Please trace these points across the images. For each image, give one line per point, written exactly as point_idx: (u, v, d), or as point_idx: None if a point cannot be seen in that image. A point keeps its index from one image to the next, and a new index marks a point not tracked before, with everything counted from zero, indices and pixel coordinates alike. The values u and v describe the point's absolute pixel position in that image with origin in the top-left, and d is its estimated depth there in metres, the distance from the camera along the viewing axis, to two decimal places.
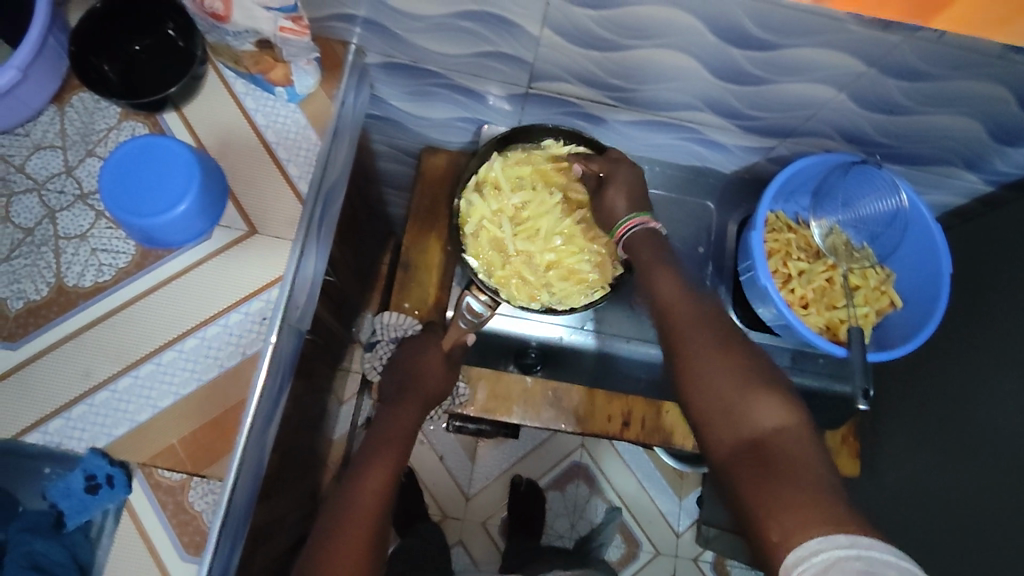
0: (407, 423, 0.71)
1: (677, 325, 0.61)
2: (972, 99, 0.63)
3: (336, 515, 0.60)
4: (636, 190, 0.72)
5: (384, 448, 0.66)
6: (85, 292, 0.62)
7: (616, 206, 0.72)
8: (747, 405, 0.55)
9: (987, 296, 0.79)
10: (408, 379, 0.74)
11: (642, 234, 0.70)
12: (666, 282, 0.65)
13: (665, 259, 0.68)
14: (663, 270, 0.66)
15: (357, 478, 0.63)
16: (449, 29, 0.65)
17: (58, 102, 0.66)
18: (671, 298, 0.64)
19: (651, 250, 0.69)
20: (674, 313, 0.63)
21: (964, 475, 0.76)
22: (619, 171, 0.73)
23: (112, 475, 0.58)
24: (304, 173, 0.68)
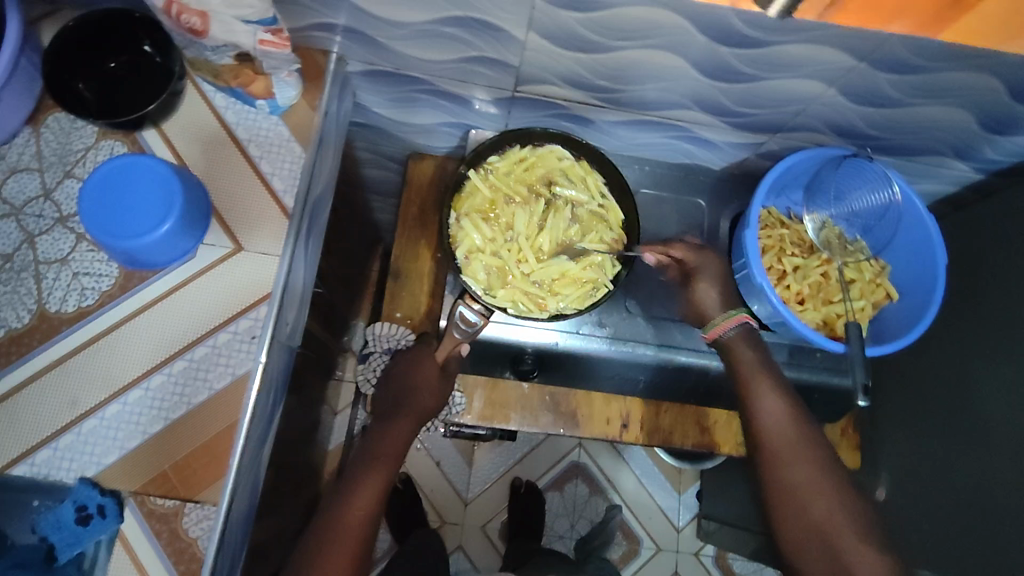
0: (399, 441, 0.70)
1: (780, 453, 0.65)
2: (963, 90, 0.62)
3: (324, 529, 0.61)
4: (724, 283, 0.74)
5: (375, 465, 0.66)
6: (68, 317, 0.61)
7: (706, 300, 0.73)
8: (834, 533, 0.60)
9: (981, 285, 0.78)
10: (403, 396, 0.72)
11: (735, 337, 0.70)
12: (771, 402, 0.67)
13: (765, 365, 0.69)
14: (766, 379, 0.68)
15: (347, 496, 0.63)
16: (433, 36, 0.64)
17: (32, 123, 0.64)
18: (777, 417, 0.66)
19: (751, 352, 0.70)
20: (780, 434, 0.65)
21: (964, 465, 0.76)
22: (704, 267, 0.74)
23: (104, 504, 0.57)
24: (288, 187, 0.66)
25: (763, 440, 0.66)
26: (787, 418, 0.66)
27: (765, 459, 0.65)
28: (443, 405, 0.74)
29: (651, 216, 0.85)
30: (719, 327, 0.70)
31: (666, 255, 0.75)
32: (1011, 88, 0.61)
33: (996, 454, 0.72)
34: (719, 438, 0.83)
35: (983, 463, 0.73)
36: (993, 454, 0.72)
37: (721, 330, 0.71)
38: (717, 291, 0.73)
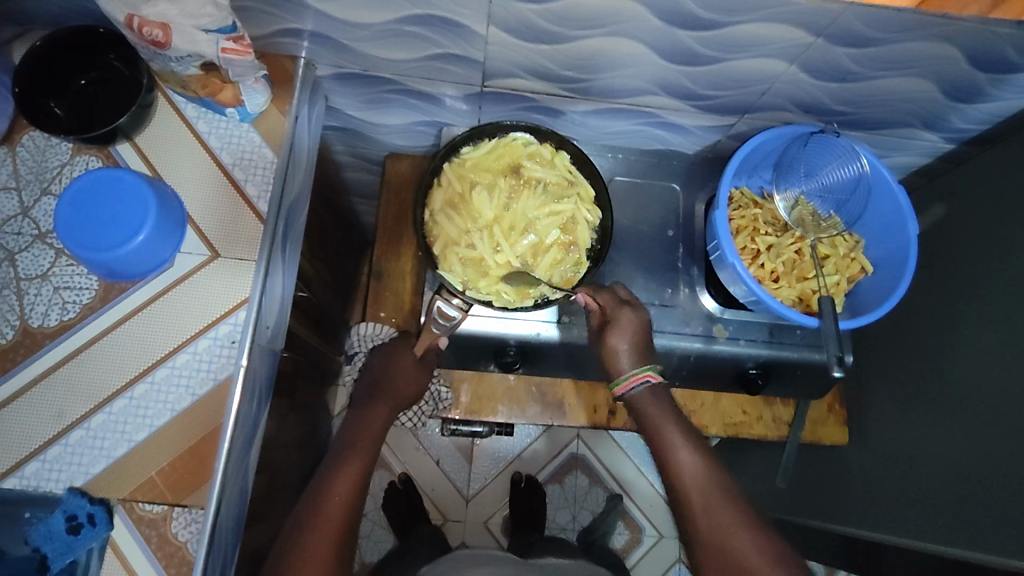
0: (376, 424, 0.71)
1: (703, 508, 0.67)
2: (923, 60, 0.63)
3: (307, 516, 0.62)
4: (639, 336, 0.72)
5: (353, 453, 0.67)
6: (51, 331, 0.62)
7: (622, 350, 0.71)
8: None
9: (958, 254, 0.79)
10: (380, 381, 0.74)
11: (645, 394, 0.72)
12: (687, 456, 0.70)
13: (676, 419, 0.72)
14: (677, 435, 0.71)
15: (325, 482, 0.64)
16: (395, 35, 0.64)
17: (7, 143, 0.65)
18: (695, 473, 0.69)
19: (661, 407, 0.72)
20: (699, 488, 0.68)
21: (945, 432, 0.76)
22: (621, 319, 0.72)
23: (93, 513, 0.58)
24: (262, 192, 0.67)
25: (685, 498, 0.68)
26: (703, 472, 0.69)
27: (689, 514, 0.68)
28: (423, 391, 0.77)
29: (629, 206, 0.83)
30: (625, 384, 0.72)
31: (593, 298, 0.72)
32: (969, 55, 0.62)
33: (976, 419, 0.72)
34: (703, 419, 0.88)
35: (963, 428, 0.74)
36: (973, 419, 0.73)
37: (630, 386, 0.72)
38: (629, 344, 0.71)
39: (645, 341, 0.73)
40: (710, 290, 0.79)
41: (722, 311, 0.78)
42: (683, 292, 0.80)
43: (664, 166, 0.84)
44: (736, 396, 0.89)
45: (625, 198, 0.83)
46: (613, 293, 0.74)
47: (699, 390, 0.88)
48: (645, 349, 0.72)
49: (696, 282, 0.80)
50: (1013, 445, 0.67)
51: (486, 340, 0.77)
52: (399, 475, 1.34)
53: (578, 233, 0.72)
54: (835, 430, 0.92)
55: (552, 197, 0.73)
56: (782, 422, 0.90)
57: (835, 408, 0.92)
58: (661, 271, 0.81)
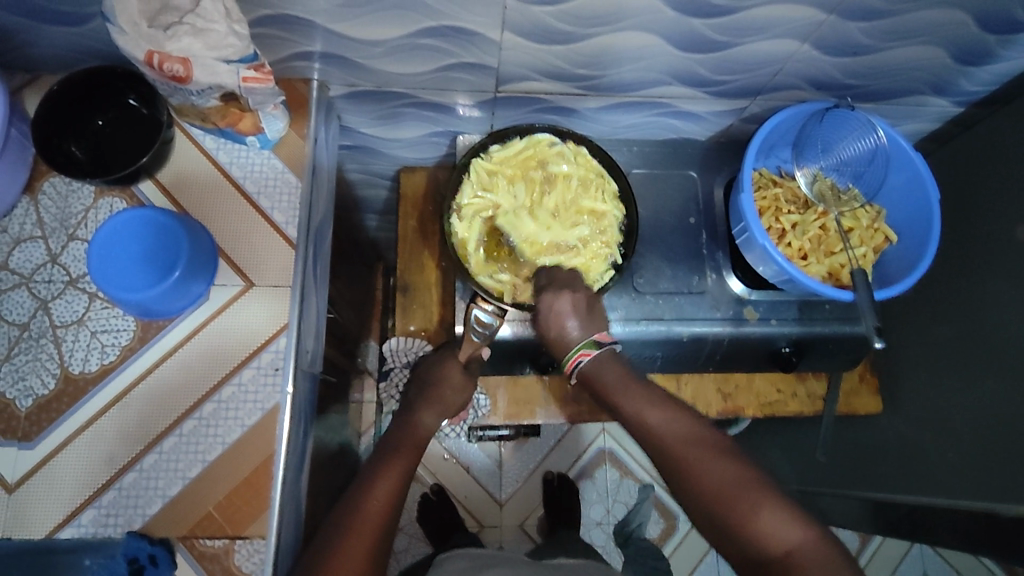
0: (418, 433, 0.71)
1: (676, 459, 0.61)
2: (933, 27, 0.64)
3: (344, 517, 0.60)
4: (581, 305, 0.68)
5: (395, 458, 0.66)
6: (93, 376, 0.61)
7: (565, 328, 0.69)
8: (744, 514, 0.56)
9: (976, 214, 0.80)
10: (428, 387, 0.75)
11: (593, 367, 0.69)
12: (651, 411, 0.65)
13: (634, 380, 0.68)
14: (630, 393, 0.66)
15: (366, 486, 0.63)
16: (409, 49, 0.64)
17: (29, 192, 0.65)
18: (661, 426, 0.64)
19: (614, 369, 0.68)
20: (667, 439, 0.63)
21: (978, 391, 0.77)
22: (561, 302, 0.68)
23: (155, 554, 0.58)
24: (290, 218, 0.67)
25: (658, 454, 0.63)
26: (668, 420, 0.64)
27: (668, 469, 0.62)
28: (466, 402, 0.77)
29: (649, 196, 0.83)
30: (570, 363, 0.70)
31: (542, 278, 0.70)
32: (979, 18, 0.62)
33: (1006, 374, 0.73)
34: (738, 401, 0.89)
35: (993, 385, 0.75)
36: (1004, 374, 0.74)
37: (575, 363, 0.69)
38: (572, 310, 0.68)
39: (591, 310, 0.69)
40: (737, 273, 0.80)
41: (750, 293, 0.79)
42: (711, 278, 0.80)
43: (679, 154, 0.84)
44: (769, 375, 0.89)
45: (643, 189, 0.83)
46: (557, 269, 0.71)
47: (733, 373, 0.89)
48: (592, 317, 0.69)
49: (722, 266, 0.80)
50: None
51: (518, 343, 0.77)
52: (430, 486, 1.33)
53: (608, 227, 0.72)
54: (867, 400, 0.91)
55: (580, 191, 0.73)
56: (817, 397, 0.90)
57: (866, 378, 0.91)
58: (686, 259, 0.81)
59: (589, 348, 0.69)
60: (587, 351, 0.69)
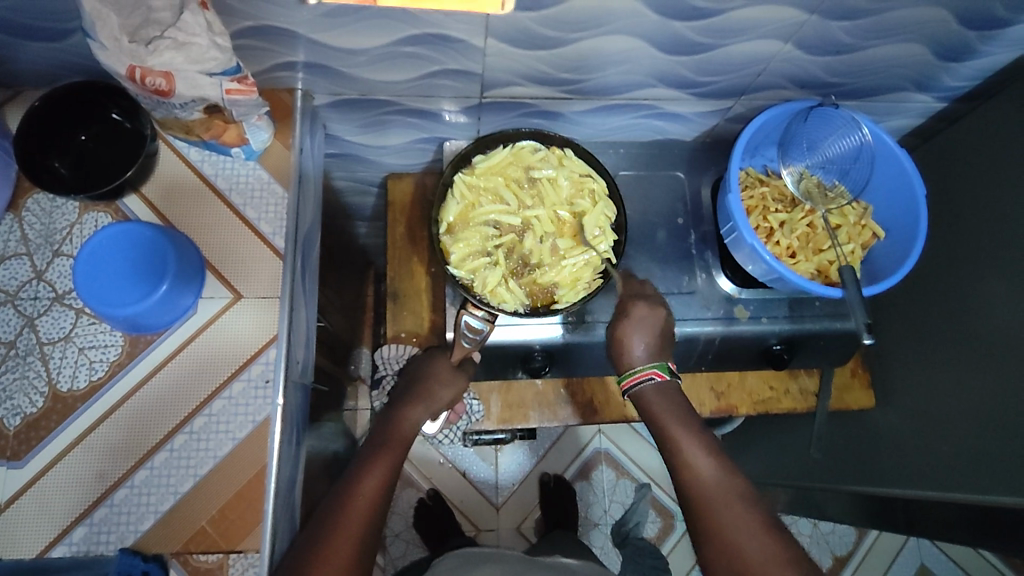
0: (406, 428, 0.71)
1: (715, 515, 0.60)
2: (913, 25, 0.64)
3: (329, 512, 0.60)
4: (658, 332, 0.70)
5: (383, 452, 0.67)
6: (82, 393, 0.61)
7: (630, 341, 0.70)
8: None
9: (961, 208, 0.80)
10: (418, 382, 0.74)
11: (653, 393, 0.69)
12: (702, 459, 0.64)
13: (689, 426, 0.67)
14: (685, 437, 0.66)
15: (354, 481, 0.64)
16: (393, 57, 0.64)
17: (13, 209, 0.64)
18: (709, 474, 0.63)
19: (669, 407, 0.68)
20: (715, 494, 0.61)
21: (969, 383, 0.78)
22: (644, 318, 0.70)
23: (149, 570, 0.57)
24: (277, 229, 0.67)
25: (698, 505, 0.62)
26: (717, 474, 0.63)
27: (705, 524, 0.60)
28: (455, 400, 0.76)
29: (636, 198, 0.83)
30: (634, 377, 0.70)
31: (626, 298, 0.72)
32: (959, 15, 0.63)
33: (996, 366, 0.74)
34: (731, 400, 0.89)
35: (983, 377, 0.76)
36: (994, 366, 0.74)
37: (636, 380, 0.70)
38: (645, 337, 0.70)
39: (665, 338, 0.71)
40: (726, 272, 0.80)
41: (740, 291, 0.79)
42: (700, 278, 0.81)
43: (666, 155, 0.85)
44: (761, 373, 0.90)
45: (631, 191, 0.83)
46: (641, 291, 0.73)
47: (725, 372, 0.89)
48: (664, 347, 0.71)
49: (712, 266, 0.81)
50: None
51: (514, 347, 0.77)
52: (426, 491, 1.33)
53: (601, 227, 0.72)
54: (861, 395, 0.92)
55: (567, 195, 0.74)
56: (809, 393, 0.90)
57: (859, 373, 0.92)
58: (675, 260, 0.81)
59: (664, 370, 0.69)
60: (661, 373, 0.69)
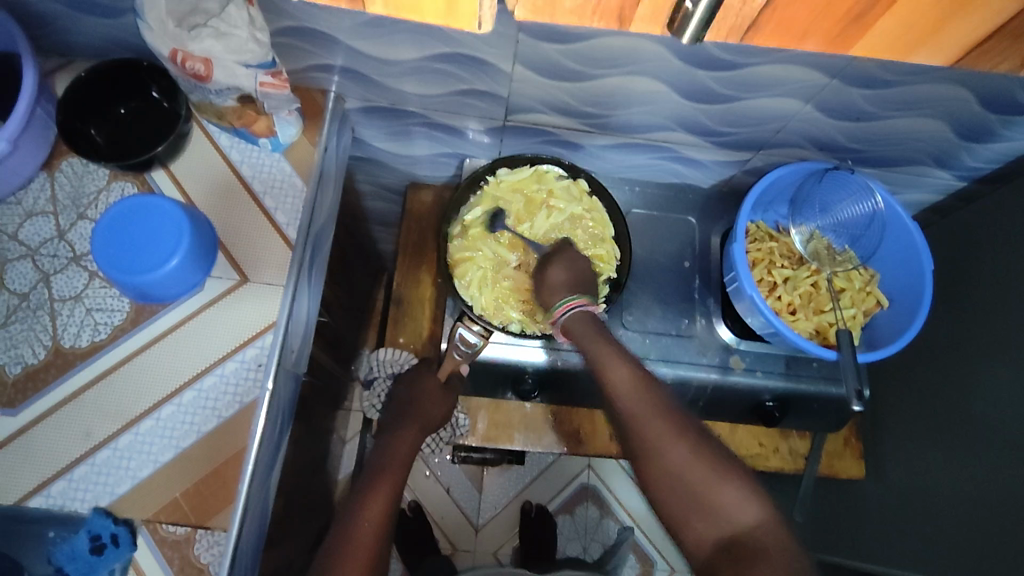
0: (404, 449, 0.71)
1: (644, 429, 0.60)
2: (934, 102, 0.65)
3: (339, 542, 0.61)
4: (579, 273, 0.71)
5: (381, 478, 0.66)
6: (82, 352, 0.63)
7: (553, 278, 0.70)
8: (711, 493, 0.57)
9: (969, 287, 0.80)
10: (408, 403, 0.76)
11: (580, 319, 0.67)
12: (624, 377, 0.63)
13: (611, 341, 0.65)
14: (610, 352, 0.64)
15: (356, 512, 0.63)
16: (424, 71, 0.67)
17: (47, 169, 0.68)
18: (631, 390, 0.62)
19: (593, 327, 0.66)
20: (640, 408, 0.61)
21: (961, 466, 0.76)
22: (561, 261, 0.72)
23: (117, 534, 0.59)
24: (291, 221, 0.69)
25: (623, 421, 0.62)
26: (637, 384, 0.62)
27: (634, 442, 0.61)
28: (448, 416, 0.78)
29: (645, 237, 0.84)
30: (561, 305, 0.68)
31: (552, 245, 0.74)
32: (981, 97, 0.64)
33: (991, 451, 0.72)
34: None
35: (977, 460, 0.74)
36: (989, 451, 0.72)
37: (562, 312, 0.68)
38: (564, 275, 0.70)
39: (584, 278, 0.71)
40: (727, 321, 0.80)
41: (738, 342, 0.79)
42: (700, 323, 0.81)
43: (681, 199, 0.86)
44: (752, 428, 0.89)
45: (641, 230, 0.85)
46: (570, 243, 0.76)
47: (715, 421, 0.88)
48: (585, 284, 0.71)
49: (712, 312, 0.81)
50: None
51: (506, 367, 0.77)
52: (407, 502, 1.33)
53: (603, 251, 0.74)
54: (851, 464, 0.91)
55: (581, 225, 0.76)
56: (799, 455, 0.89)
57: (851, 442, 0.91)
58: (677, 302, 0.82)
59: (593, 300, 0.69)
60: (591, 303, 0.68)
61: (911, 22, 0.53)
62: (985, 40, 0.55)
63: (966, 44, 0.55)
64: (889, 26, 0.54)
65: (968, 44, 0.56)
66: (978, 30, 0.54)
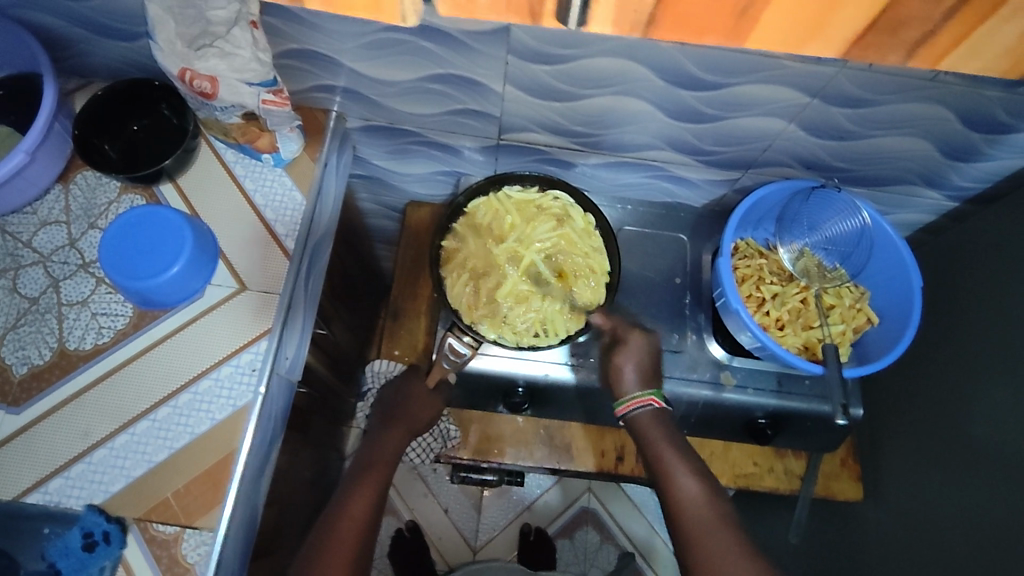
0: (389, 450, 0.74)
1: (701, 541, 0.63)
2: (916, 121, 0.67)
3: (323, 533, 0.64)
4: (645, 360, 0.75)
5: (367, 475, 0.69)
6: (85, 354, 0.66)
7: (625, 369, 0.74)
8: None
9: (962, 305, 0.80)
10: (395, 409, 0.77)
11: (648, 418, 0.72)
12: (684, 480, 0.67)
13: (677, 445, 0.70)
14: (674, 455, 0.69)
15: (341, 506, 0.66)
16: (420, 91, 0.71)
17: (62, 181, 0.71)
18: (693, 497, 0.66)
19: (660, 429, 0.71)
20: (696, 515, 0.65)
21: (963, 487, 0.74)
22: (629, 341, 0.75)
23: (109, 531, 0.60)
24: (290, 231, 0.72)
25: (679, 522, 0.66)
26: (699, 494, 0.66)
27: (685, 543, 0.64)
28: (437, 418, 0.80)
29: (637, 253, 0.86)
30: (629, 403, 0.72)
31: (607, 320, 0.77)
32: (962, 116, 0.65)
33: (991, 470, 0.71)
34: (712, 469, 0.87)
35: (978, 480, 0.72)
36: (990, 470, 0.71)
37: (631, 408, 0.72)
38: (636, 368, 0.74)
39: (655, 366, 0.75)
40: (718, 338, 0.80)
41: (730, 359, 0.79)
42: (691, 338, 0.81)
43: (673, 217, 0.87)
44: (745, 446, 0.88)
45: (633, 247, 0.86)
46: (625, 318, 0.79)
47: (708, 439, 0.88)
48: (653, 374, 0.75)
49: (703, 329, 0.81)
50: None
51: (496, 378, 0.78)
52: (405, 522, 1.32)
53: (591, 285, 0.77)
54: (849, 486, 0.89)
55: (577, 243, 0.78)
56: (794, 475, 0.87)
57: (849, 463, 0.90)
58: (667, 318, 0.82)
59: (660, 398, 0.73)
60: (657, 400, 0.73)
61: (799, 14, 0.48)
62: (863, 36, 0.50)
63: (851, 35, 0.50)
64: (777, 20, 0.49)
65: (852, 36, 0.50)
66: (860, 21, 0.48)
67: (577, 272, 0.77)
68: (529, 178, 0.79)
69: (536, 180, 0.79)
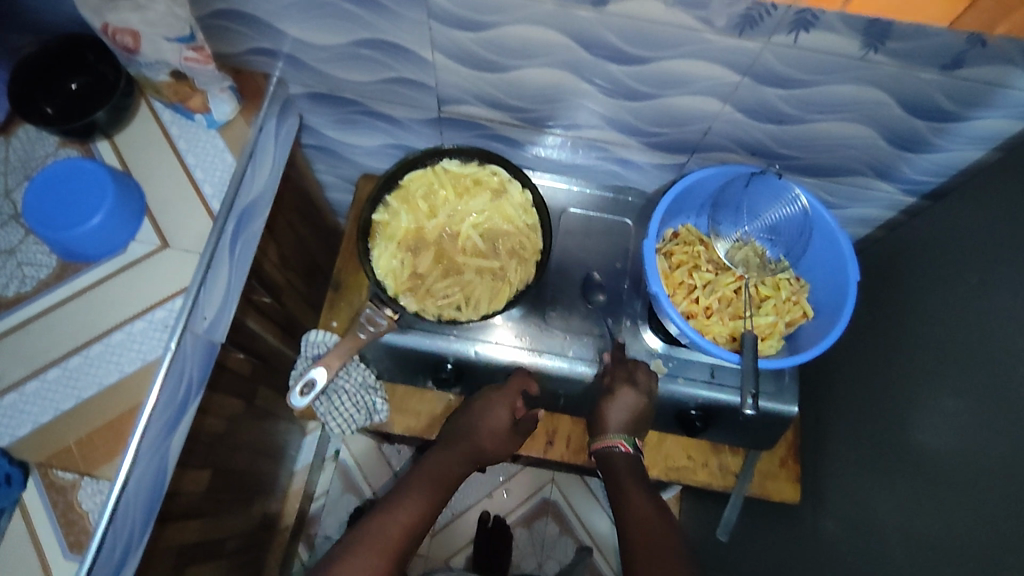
0: (449, 472, 0.70)
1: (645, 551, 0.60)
2: (855, 105, 0.64)
3: (364, 532, 0.62)
4: (634, 414, 0.71)
5: (421, 490, 0.67)
6: (7, 301, 0.67)
7: (608, 415, 0.71)
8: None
9: (901, 300, 0.76)
10: (468, 431, 0.74)
11: (619, 455, 0.70)
12: (639, 500, 0.65)
13: (641, 478, 0.68)
14: (636, 485, 0.67)
15: (391, 510, 0.64)
16: (353, 58, 0.71)
17: (4, 134, 0.73)
18: (644, 516, 0.63)
19: (630, 465, 0.69)
20: (645, 530, 0.62)
21: (891, 488, 0.70)
22: (619, 394, 0.71)
23: (10, 473, 0.61)
24: (217, 192, 0.72)
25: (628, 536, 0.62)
26: (652, 514, 0.64)
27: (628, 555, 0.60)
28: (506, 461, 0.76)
29: (580, 236, 0.84)
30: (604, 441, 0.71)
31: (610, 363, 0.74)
32: (903, 101, 0.62)
33: (917, 472, 0.66)
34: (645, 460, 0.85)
35: (903, 483, 0.68)
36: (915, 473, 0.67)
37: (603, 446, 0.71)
38: (618, 417, 0.71)
39: (642, 418, 0.72)
40: (653, 327, 0.78)
41: (667, 349, 0.77)
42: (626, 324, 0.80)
43: (620, 201, 0.85)
44: (681, 438, 0.86)
45: (576, 230, 0.84)
46: (631, 368, 0.73)
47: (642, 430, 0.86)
48: (635, 425, 0.72)
49: (639, 316, 0.79)
50: (962, 490, 0.59)
51: (422, 353, 0.77)
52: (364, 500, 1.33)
53: (521, 263, 0.76)
54: (786, 487, 0.87)
55: (509, 220, 0.77)
56: (729, 472, 0.85)
57: (788, 463, 0.87)
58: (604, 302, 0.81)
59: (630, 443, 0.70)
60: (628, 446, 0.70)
61: None
62: None
63: None
64: None
65: None
66: None
67: (507, 251, 0.76)
68: (468, 152, 0.76)
69: (476, 154, 0.76)
